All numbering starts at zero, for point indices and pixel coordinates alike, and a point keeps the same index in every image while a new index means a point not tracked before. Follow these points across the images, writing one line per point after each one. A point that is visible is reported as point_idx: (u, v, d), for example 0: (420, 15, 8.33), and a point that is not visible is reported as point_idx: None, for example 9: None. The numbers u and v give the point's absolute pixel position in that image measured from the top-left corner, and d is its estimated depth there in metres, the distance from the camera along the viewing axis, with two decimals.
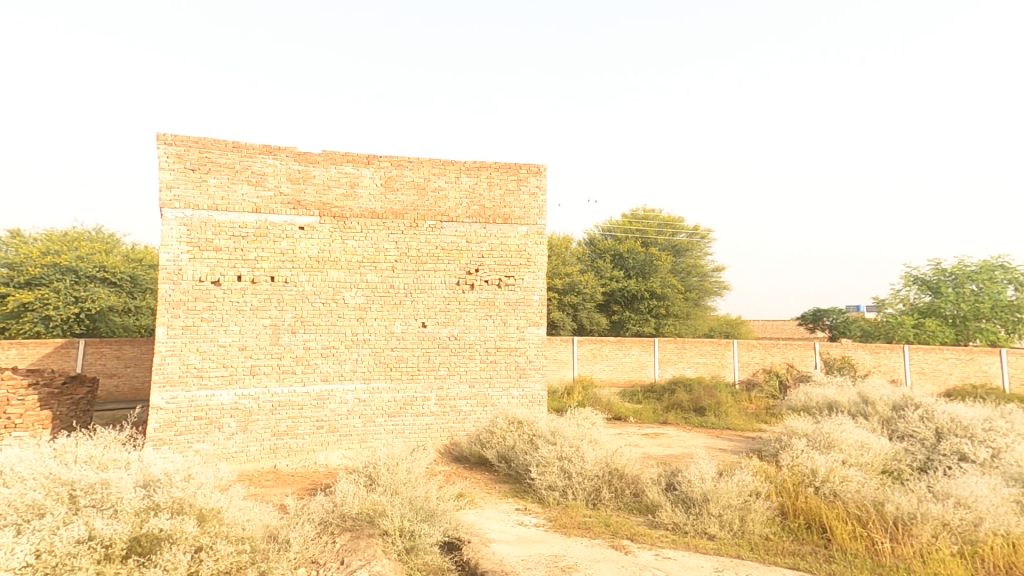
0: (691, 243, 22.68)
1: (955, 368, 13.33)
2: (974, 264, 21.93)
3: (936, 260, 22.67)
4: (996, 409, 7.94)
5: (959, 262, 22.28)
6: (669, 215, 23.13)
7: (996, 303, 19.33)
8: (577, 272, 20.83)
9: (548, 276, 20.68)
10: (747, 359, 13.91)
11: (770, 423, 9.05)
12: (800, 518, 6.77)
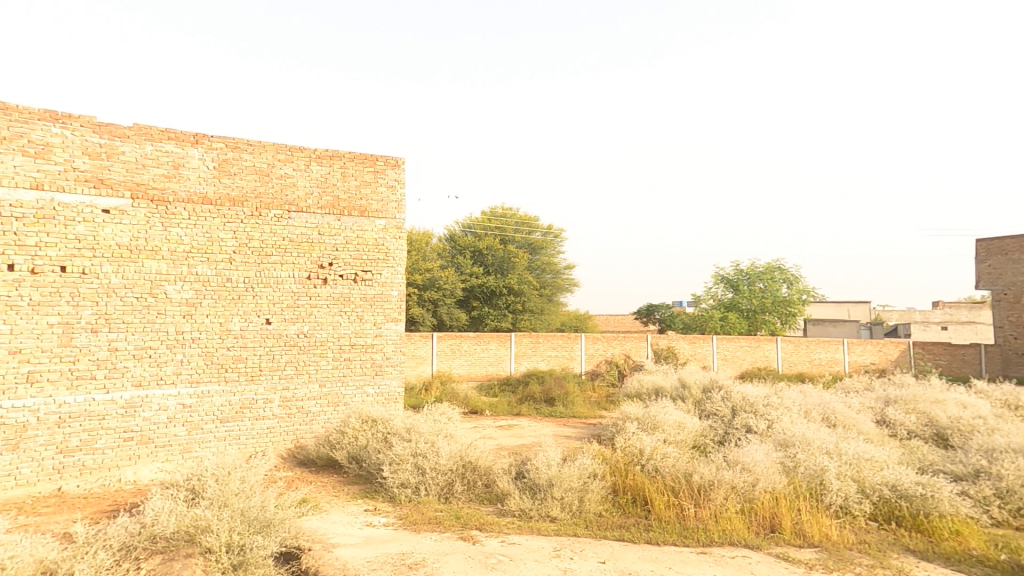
0: (545, 242, 24.10)
1: (748, 354, 16.13)
2: (763, 266, 26.68)
3: (737, 262, 27.16)
4: (773, 387, 9.84)
5: (752, 265, 26.99)
6: (525, 214, 24.24)
7: (776, 298, 23.80)
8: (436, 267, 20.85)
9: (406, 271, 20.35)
10: (593, 351, 15.28)
11: (608, 409, 10.10)
12: (628, 494, 7.72)
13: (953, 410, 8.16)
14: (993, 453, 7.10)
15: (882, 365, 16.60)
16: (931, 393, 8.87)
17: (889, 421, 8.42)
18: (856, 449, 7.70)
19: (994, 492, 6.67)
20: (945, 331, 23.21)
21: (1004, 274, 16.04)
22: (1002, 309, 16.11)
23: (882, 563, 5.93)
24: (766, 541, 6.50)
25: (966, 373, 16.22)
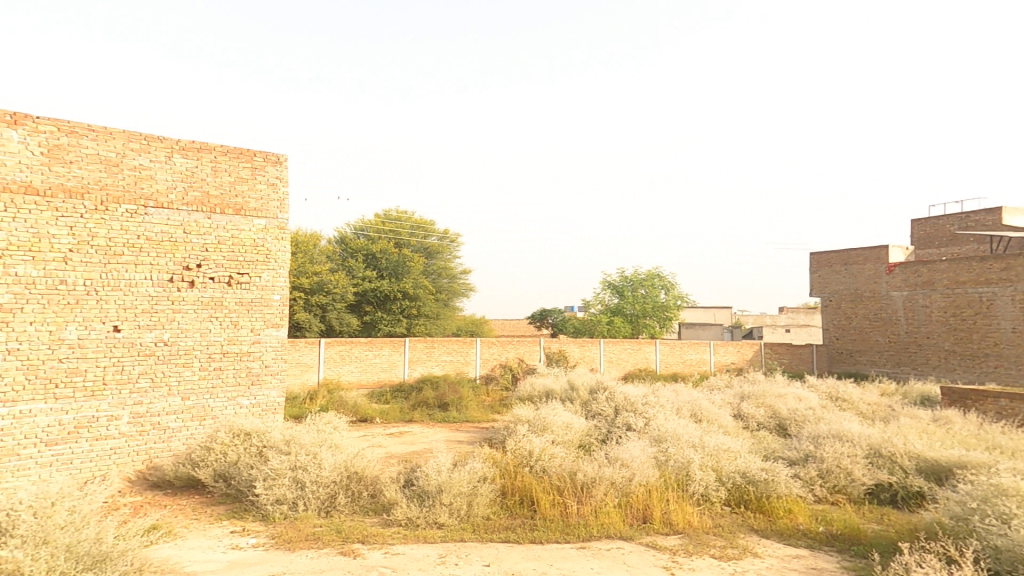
0: (442, 246, 23.94)
1: (631, 356, 17.32)
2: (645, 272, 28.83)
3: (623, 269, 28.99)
4: (651, 387, 10.68)
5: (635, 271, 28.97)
6: (421, 217, 24.02)
7: (655, 304, 25.90)
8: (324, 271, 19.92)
9: None
10: (488, 356, 15.52)
11: (501, 412, 10.30)
12: (515, 496, 7.93)
13: (791, 403, 9.45)
14: (819, 439, 8.34)
15: (739, 365, 18.55)
16: (776, 388, 10.19)
17: (743, 415, 9.53)
18: (717, 442, 8.61)
19: (818, 472, 7.84)
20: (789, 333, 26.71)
21: (829, 284, 18.73)
22: (828, 314, 18.77)
23: (732, 544, 6.71)
24: (638, 532, 7.04)
25: (803, 369, 18.72)
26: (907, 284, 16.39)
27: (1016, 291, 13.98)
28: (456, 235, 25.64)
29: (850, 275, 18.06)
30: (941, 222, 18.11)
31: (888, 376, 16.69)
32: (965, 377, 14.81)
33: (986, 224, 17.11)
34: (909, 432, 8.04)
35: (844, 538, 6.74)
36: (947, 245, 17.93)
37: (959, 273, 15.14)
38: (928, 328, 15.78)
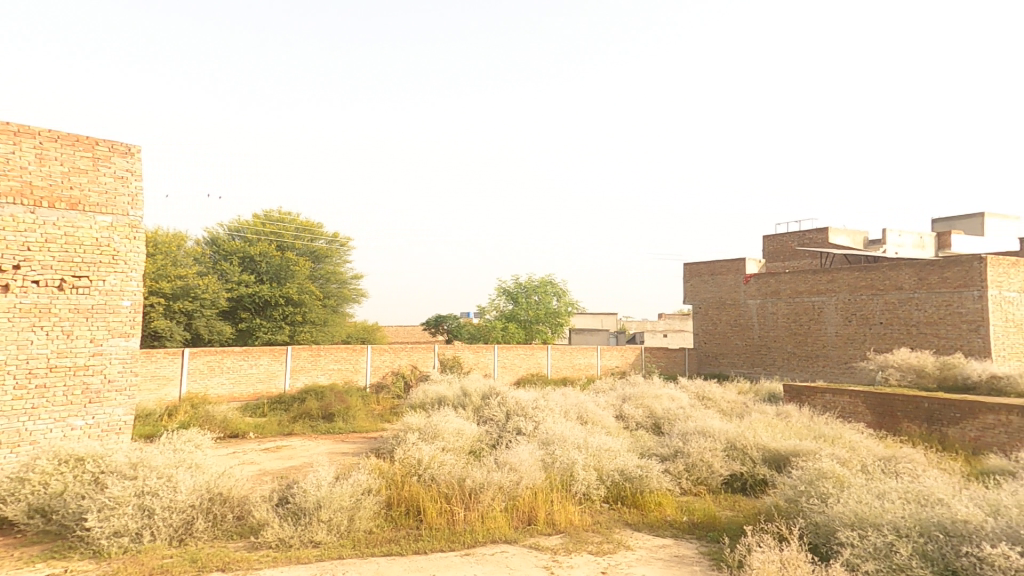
0: (329, 250, 23.17)
1: (523, 361, 17.87)
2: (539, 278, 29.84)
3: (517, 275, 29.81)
4: (542, 391, 11.03)
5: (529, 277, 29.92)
6: (307, 220, 23.05)
7: (547, 310, 27.00)
8: (192, 274, 18.38)
9: (149, 279, 17.47)
10: (379, 363, 15.30)
11: (391, 421, 10.08)
12: (401, 506, 7.73)
13: (665, 403, 10.26)
14: (687, 436, 9.12)
15: (623, 368, 19.65)
16: (653, 389, 11.03)
17: (624, 415, 10.18)
18: (599, 443, 9.08)
19: (685, 466, 8.57)
20: (665, 338, 29.26)
21: (699, 292, 20.17)
22: (698, 320, 20.14)
23: (608, 539, 7.11)
24: (522, 534, 7.19)
25: (676, 371, 20.13)
26: (760, 293, 18.00)
27: (840, 299, 15.81)
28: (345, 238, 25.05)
29: (716, 284, 19.57)
30: (785, 239, 20.58)
31: (744, 375, 18.21)
32: (801, 375, 16.44)
33: (817, 241, 19.67)
34: (758, 425, 9.08)
35: (704, 525, 7.43)
36: (789, 259, 20.44)
37: (798, 284, 16.83)
38: (775, 332, 17.39)
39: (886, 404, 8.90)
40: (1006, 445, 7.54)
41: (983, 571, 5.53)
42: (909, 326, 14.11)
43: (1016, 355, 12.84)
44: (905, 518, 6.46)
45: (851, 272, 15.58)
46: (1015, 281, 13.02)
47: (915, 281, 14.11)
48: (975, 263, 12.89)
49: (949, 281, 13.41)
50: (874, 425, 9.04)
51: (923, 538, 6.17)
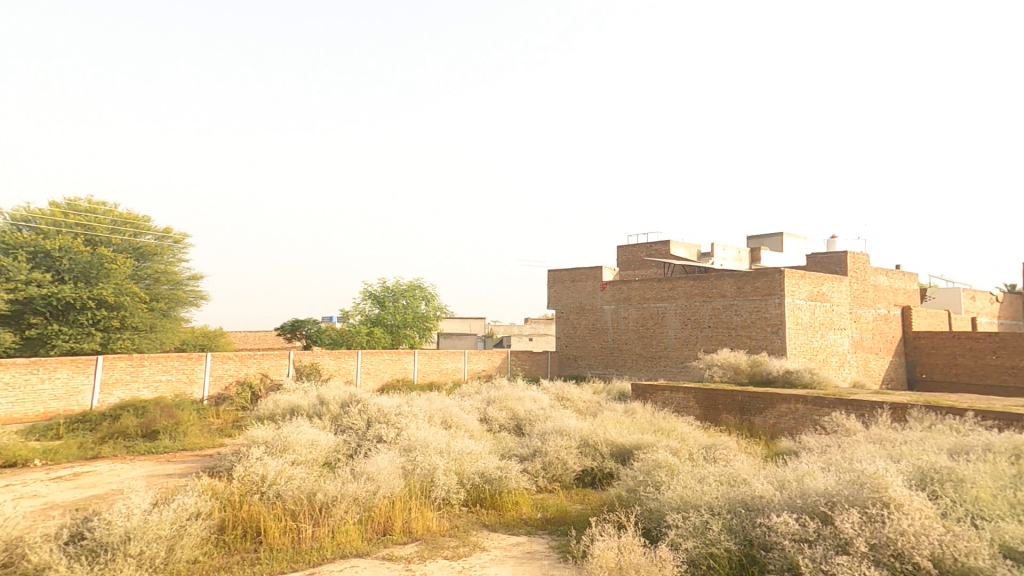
0: (159, 247, 20.92)
1: (389, 367, 17.51)
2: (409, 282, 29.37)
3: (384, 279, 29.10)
4: (406, 397, 10.75)
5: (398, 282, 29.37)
6: (128, 212, 20.67)
7: (415, 315, 26.69)
8: None
9: None
10: (220, 373, 14.07)
11: (232, 436, 9.10)
12: (236, 529, 6.66)
13: (527, 404, 10.62)
14: (546, 435, 9.46)
15: (489, 372, 20.07)
16: (517, 392, 11.38)
17: (488, 418, 10.30)
18: (463, 446, 8.75)
19: (542, 464, 8.84)
20: (531, 341, 30.58)
21: (561, 298, 21.17)
22: (561, 324, 21.05)
23: (464, 542, 6.83)
24: (376, 546, 6.46)
25: (539, 374, 20.90)
26: (614, 299, 19.31)
27: (678, 306, 17.50)
28: (181, 235, 22.65)
29: (576, 290, 20.69)
30: (635, 249, 22.68)
31: (599, 375, 19.36)
32: (647, 374, 17.91)
33: (661, 252, 21.93)
34: (608, 423, 9.79)
35: (555, 520, 7.67)
36: (638, 268, 22.56)
37: (646, 291, 18.40)
38: (626, 335, 18.75)
39: (710, 398, 10.23)
40: (794, 428, 9.26)
41: (771, 536, 6.60)
42: (730, 330, 16.13)
43: (804, 353, 15.38)
44: (718, 499, 7.52)
45: (688, 281, 17.39)
46: (803, 291, 15.65)
47: (735, 289, 16.23)
48: (775, 274, 15.36)
49: (758, 289, 15.67)
50: (701, 417, 10.31)
51: (731, 514, 7.24)
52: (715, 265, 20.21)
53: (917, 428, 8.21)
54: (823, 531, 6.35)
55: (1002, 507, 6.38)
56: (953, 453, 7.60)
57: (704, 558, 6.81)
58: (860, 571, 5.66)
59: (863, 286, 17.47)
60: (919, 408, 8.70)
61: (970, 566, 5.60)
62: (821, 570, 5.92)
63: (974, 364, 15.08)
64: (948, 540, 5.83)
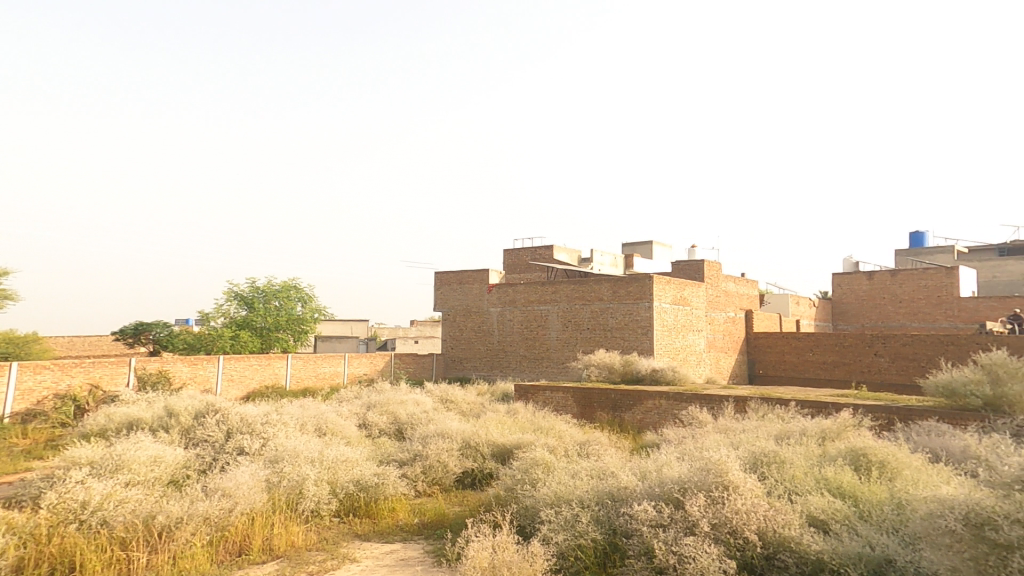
0: None
1: (257, 373, 16.38)
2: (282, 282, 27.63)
3: (253, 278, 27.03)
4: (275, 405, 10.03)
5: (269, 281, 27.45)
6: None
7: (289, 316, 25.27)
8: None
9: None
10: (33, 385, 12.06)
11: (48, 458, 7.77)
12: (42, 567, 5.57)
13: (409, 407, 10.44)
14: (427, 438, 9.34)
15: (370, 375, 19.47)
16: (399, 395, 11.17)
17: (367, 423, 9.97)
18: (337, 453, 8.24)
19: (422, 468, 8.67)
20: (416, 344, 30.32)
21: (449, 300, 21.19)
22: (448, 326, 21.08)
23: (332, 554, 6.39)
24: (228, 568, 5.81)
25: (423, 376, 20.69)
26: (500, 302, 19.67)
27: (560, 308, 18.29)
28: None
29: (463, 292, 20.80)
30: (521, 254, 23.48)
31: (484, 377, 19.66)
32: (529, 374, 18.49)
33: (545, 257, 22.90)
34: (490, 424, 9.96)
35: (432, 524, 7.48)
36: (524, 271, 23.37)
37: (530, 294, 18.94)
38: (510, 337, 19.22)
39: (587, 397, 10.84)
40: (658, 421, 10.16)
41: (632, 523, 7.16)
42: (606, 331, 17.26)
43: (668, 352, 16.96)
44: (587, 492, 8.00)
45: (569, 285, 18.25)
46: (668, 295, 17.28)
47: (610, 292, 17.39)
48: (646, 280, 16.78)
49: (630, 293, 17.00)
50: (578, 415, 10.91)
51: (598, 506, 7.74)
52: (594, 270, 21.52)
53: (754, 417, 9.45)
54: (675, 516, 7.02)
55: (811, 483, 7.58)
56: (778, 438, 8.85)
57: (572, 550, 7.19)
58: (702, 549, 6.35)
59: (717, 291, 19.66)
60: (756, 400, 9.98)
61: (786, 536, 6.54)
62: (672, 552, 6.52)
63: (797, 359, 17.15)
64: (770, 515, 6.75)
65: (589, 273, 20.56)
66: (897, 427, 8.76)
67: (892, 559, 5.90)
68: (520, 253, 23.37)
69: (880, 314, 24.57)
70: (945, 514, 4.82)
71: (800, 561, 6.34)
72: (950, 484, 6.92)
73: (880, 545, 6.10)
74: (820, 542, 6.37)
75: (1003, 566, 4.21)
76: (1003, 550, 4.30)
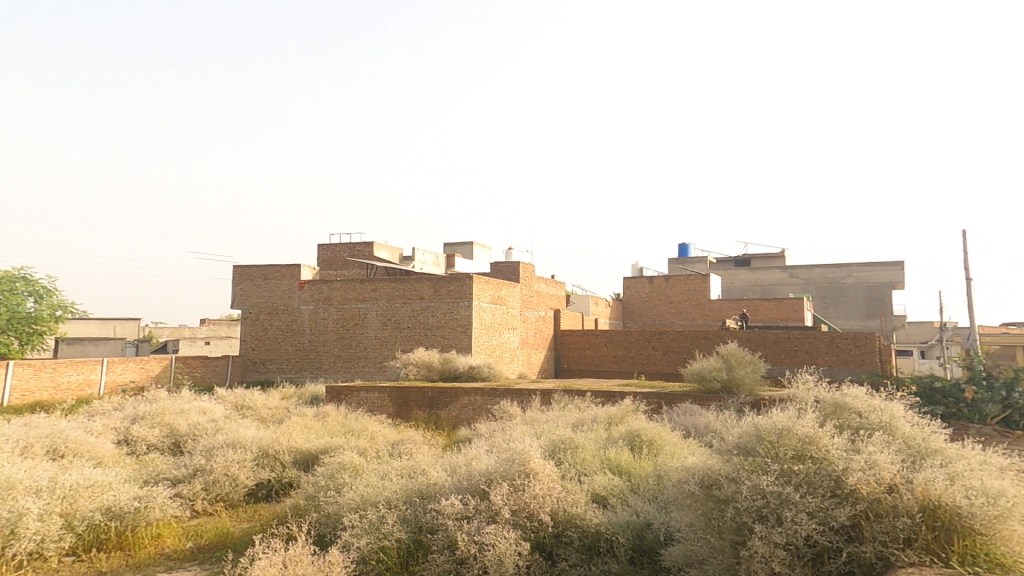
0: None
1: None
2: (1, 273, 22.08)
3: None
4: None
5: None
6: None
7: (14, 315, 20.35)
8: None
9: None
10: None
11: None
12: None
13: (193, 417, 9.24)
14: (213, 450, 8.33)
15: (141, 383, 16.87)
16: (178, 404, 9.80)
17: (129, 440, 8.57)
18: (77, 478, 6.80)
19: (203, 485, 7.70)
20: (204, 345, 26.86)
21: (249, 296, 19.27)
22: (247, 325, 19.19)
23: None
24: None
25: (214, 382, 18.51)
26: (312, 299, 18.48)
27: (379, 307, 17.91)
28: None
29: (268, 289, 19.03)
30: (337, 249, 22.45)
31: (291, 380, 18.33)
32: (343, 375, 17.75)
33: (363, 253, 22.22)
34: (293, 429, 9.29)
35: (209, 547, 6.55)
36: (340, 268, 22.41)
37: (347, 291, 18.14)
38: (324, 336, 18.18)
39: (403, 396, 10.85)
40: (472, 417, 10.60)
41: (438, 518, 7.31)
42: (426, 330, 17.40)
43: (484, 350, 17.78)
44: (396, 492, 7.94)
45: (389, 283, 17.94)
46: (486, 295, 18.12)
47: (431, 292, 17.55)
48: (466, 280, 17.37)
49: (451, 293, 17.40)
50: (394, 414, 10.84)
51: (406, 505, 7.73)
52: (415, 268, 21.50)
53: (556, 408, 10.39)
54: (480, 507, 7.31)
55: (597, 463, 8.62)
56: (574, 425, 9.88)
57: (374, 553, 7.05)
58: (502, 535, 6.75)
59: (531, 292, 21.18)
60: (559, 392, 10.99)
61: (573, 514, 7.33)
62: (473, 542, 6.82)
63: (595, 353, 19.35)
64: (562, 496, 7.46)
65: (411, 271, 20.51)
66: (663, 410, 10.45)
67: (651, 523, 7.08)
68: (336, 249, 22.42)
69: (656, 313, 28.97)
70: (689, 479, 5.97)
71: (583, 535, 7.18)
72: (694, 455, 8.51)
73: (643, 512, 7.25)
74: (600, 516, 7.31)
75: (722, 516, 5.52)
76: (722, 503, 5.60)
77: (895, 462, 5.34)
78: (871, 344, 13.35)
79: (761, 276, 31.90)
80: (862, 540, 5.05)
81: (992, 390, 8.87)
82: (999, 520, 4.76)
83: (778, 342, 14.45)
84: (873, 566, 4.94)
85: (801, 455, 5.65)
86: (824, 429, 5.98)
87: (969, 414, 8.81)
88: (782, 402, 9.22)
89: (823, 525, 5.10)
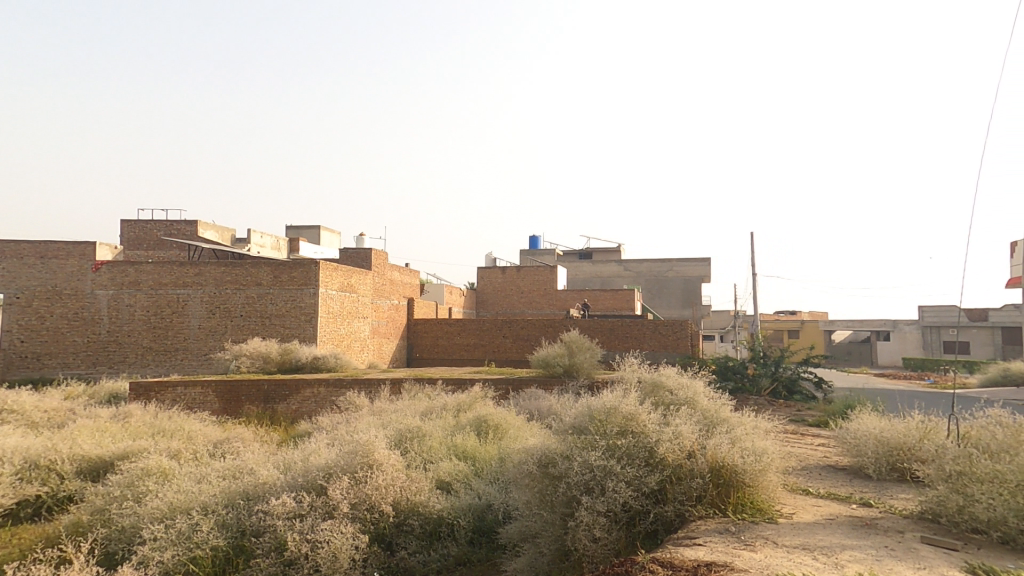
0: None
1: None
2: None
3: None
4: None
5: None
6: None
7: None
8: None
9: None
10: None
11: None
12: None
13: None
14: None
15: None
16: None
17: None
18: None
19: None
20: None
21: (18, 278, 16.06)
22: (12, 313, 15.99)
23: None
24: None
25: None
26: (113, 283, 15.92)
27: (205, 292, 16.03)
28: None
29: (47, 270, 16.04)
30: (149, 227, 19.92)
31: (80, 377, 15.66)
32: (155, 370, 15.66)
33: (183, 233, 19.83)
34: (80, 435, 7.95)
35: None
36: (153, 247, 19.88)
37: (162, 275, 15.92)
38: (129, 326, 15.82)
39: (233, 391, 9.96)
40: (314, 410, 10.03)
41: (265, 520, 6.64)
42: (263, 319, 16.04)
43: (331, 340, 16.92)
44: (215, 496, 7.02)
45: (218, 267, 16.11)
46: (334, 282, 17.21)
47: (270, 278, 16.18)
48: (311, 266, 16.32)
49: (294, 279, 16.21)
50: (219, 411, 9.90)
51: (227, 509, 6.89)
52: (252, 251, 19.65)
53: (406, 397, 10.21)
54: (314, 503, 6.80)
55: (443, 450, 8.60)
56: (423, 414, 9.75)
57: (181, 565, 6.23)
58: (338, 531, 6.40)
59: (383, 280, 20.54)
60: (410, 381, 10.83)
61: (416, 502, 7.20)
62: (305, 541, 6.36)
63: (450, 342, 19.50)
64: (405, 485, 7.25)
65: (245, 255, 18.71)
66: (511, 395, 10.86)
67: (491, 504, 7.30)
68: (144, 225, 19.93)
69: (508, 302, 30.03)
70: (527, 459, 6.15)
71: (424, 522, 7.14)
72: (534, 436, 8.99)
73: (485, 494, 7.45)
74: (442, 501, 7.32)
75: (554, 492, 5.80)
76: (555, 480, 5.86)
77: (695, 431, 6.02)
78: (684, 330, 15.28)
79: (602, 269, 34.92)
80: (666, 501, 5.72)
81: (767, 365, 10.69)
82: (762, 473, 5.84)
83: (612, 329, 15.87)
84: (672, 522, 5.69)
85: (624, 431, 6.11)
86: (645, 405, 6.51)
87: (750, 388, 10.54)
88: (613, 383, 10.14)
89: (637, 491, 5.65)
